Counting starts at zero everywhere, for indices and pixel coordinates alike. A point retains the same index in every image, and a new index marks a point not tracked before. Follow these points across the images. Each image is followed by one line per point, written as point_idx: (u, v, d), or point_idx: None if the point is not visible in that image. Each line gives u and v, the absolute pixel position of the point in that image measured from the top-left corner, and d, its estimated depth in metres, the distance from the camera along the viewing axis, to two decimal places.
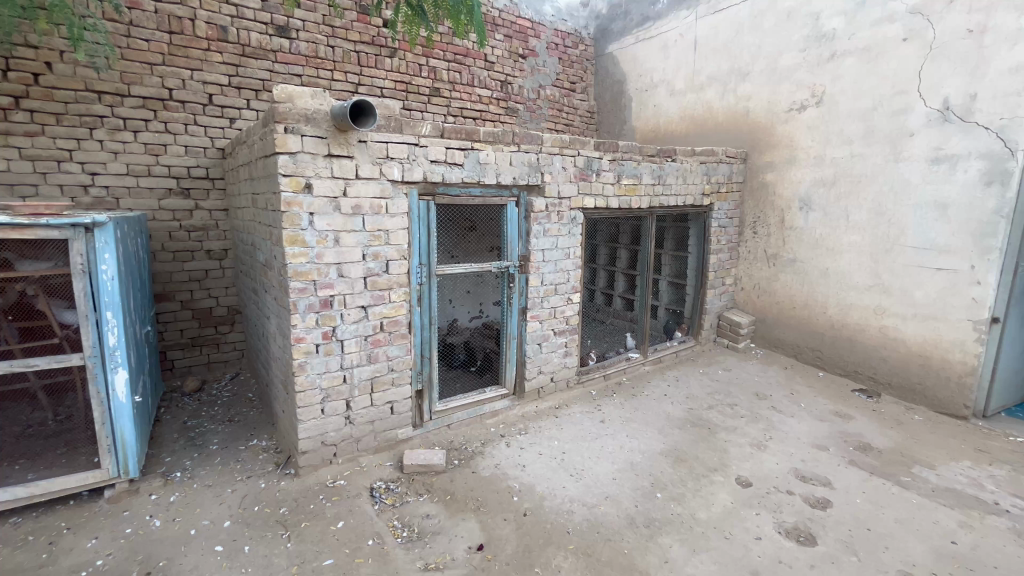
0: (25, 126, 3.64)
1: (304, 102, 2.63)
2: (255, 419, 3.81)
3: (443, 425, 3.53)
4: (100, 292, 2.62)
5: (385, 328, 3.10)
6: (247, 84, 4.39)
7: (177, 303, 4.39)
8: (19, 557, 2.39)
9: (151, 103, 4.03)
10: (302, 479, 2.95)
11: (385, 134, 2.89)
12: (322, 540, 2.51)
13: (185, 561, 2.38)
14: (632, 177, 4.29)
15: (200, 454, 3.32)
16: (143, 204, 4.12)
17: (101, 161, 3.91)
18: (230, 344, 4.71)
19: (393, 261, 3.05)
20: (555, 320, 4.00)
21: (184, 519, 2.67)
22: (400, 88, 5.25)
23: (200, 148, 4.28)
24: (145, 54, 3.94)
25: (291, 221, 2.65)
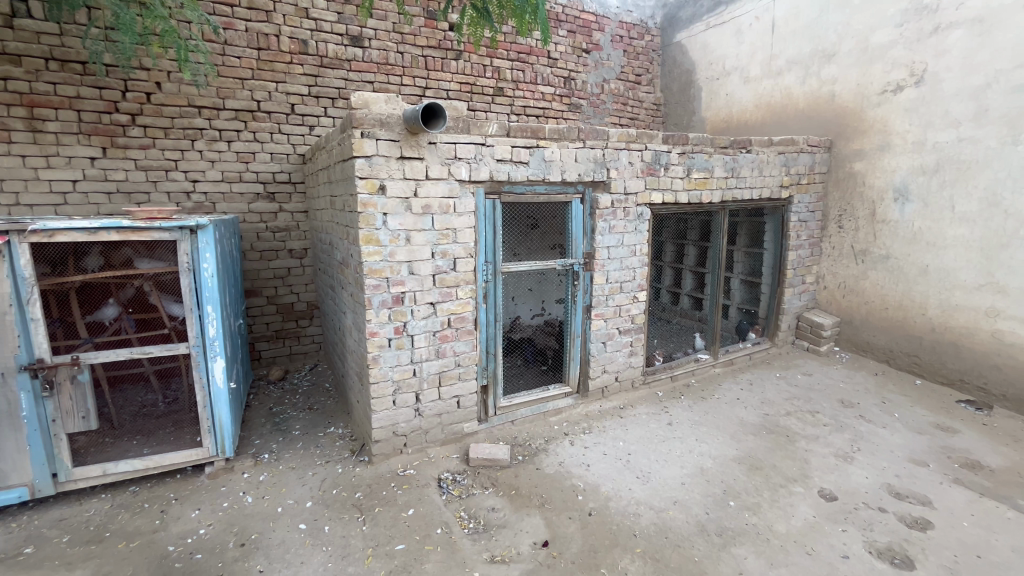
0: (140, 140, 4.07)
1: (378, 107, 2.74)
2: (331, 408, 4.06)
3: (507, 420, 3.58)
4: (202, 288, 2.90)
5: (452, 324, 3.18)
6: (325, 93, 4.67)
7: (264, 299, 4.76)
8: (137, 522, 2.71)
9: (242, 114, 4.39)
10: (376, 467, 3.10)
11: (453, 135, 2.96)
12: (394, 526, 2.62)
13: (274, 536, 2.59)
14: (703, 170, 4.11)
15: (285, 438, 3.59)
16: (235, 207, 4.50)
17: (201, 169, 4.31)
18: (309, 338, 5.04)
19: (460, 259, 3.13)
20: (619, 319, 3.92)
21: (272, 497, 2.91)
22: (465, 89, 5.36)
23: (284, 154, 4.62)
24: (237, 70, 4.31)
25: (366, 221, 2.79)
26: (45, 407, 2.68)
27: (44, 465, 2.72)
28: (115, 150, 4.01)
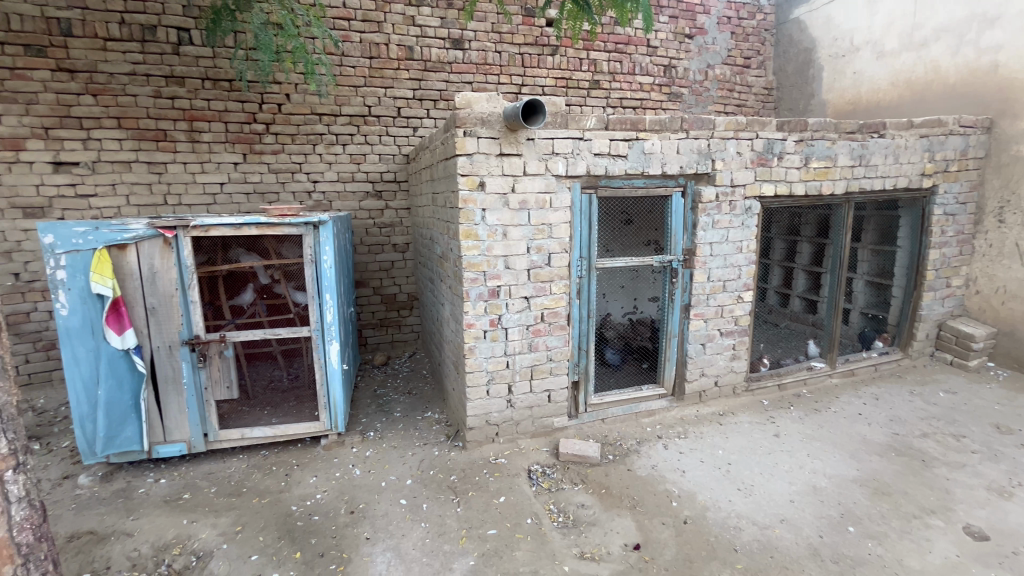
0: (272, 146, 4.60)
1: (480, 106, 2.81)
2: (428, 393, 4.30)
3: (598, 418, 3.53)
4: (322, 277, 3.21)
5: (545, 319, 3.21)
6: (428, 96, 4.93)
7: (370, 289, 5.16)
8: (267, 482, 3.09)
9: (356, 120, 4.78)
10: (469, 453, 3.23)
11: (551, 130, 2.97)
12: (486, 511, 2.72)
13: (379, 507, 2.81)
14: (824, 158, 3.71)
15: (388, 418, 3.87)
16: (348, 205, 4.91)
17: (320, 171, 4.77)
18: (409, 327, 5.37)
19: (555, 254, 3.14)
20: (721, 320, 3.69)
21: (377, 471, 3.16)
22: (561, 84, 5.34)
23: (391, 155, 4.95)
24: (352, 78, 4.68)
25: (466, 217, 2.90)
26: (199, 376, 3.14)
27: (198, 426, 3.20)
28: (253, 155, 4.57)
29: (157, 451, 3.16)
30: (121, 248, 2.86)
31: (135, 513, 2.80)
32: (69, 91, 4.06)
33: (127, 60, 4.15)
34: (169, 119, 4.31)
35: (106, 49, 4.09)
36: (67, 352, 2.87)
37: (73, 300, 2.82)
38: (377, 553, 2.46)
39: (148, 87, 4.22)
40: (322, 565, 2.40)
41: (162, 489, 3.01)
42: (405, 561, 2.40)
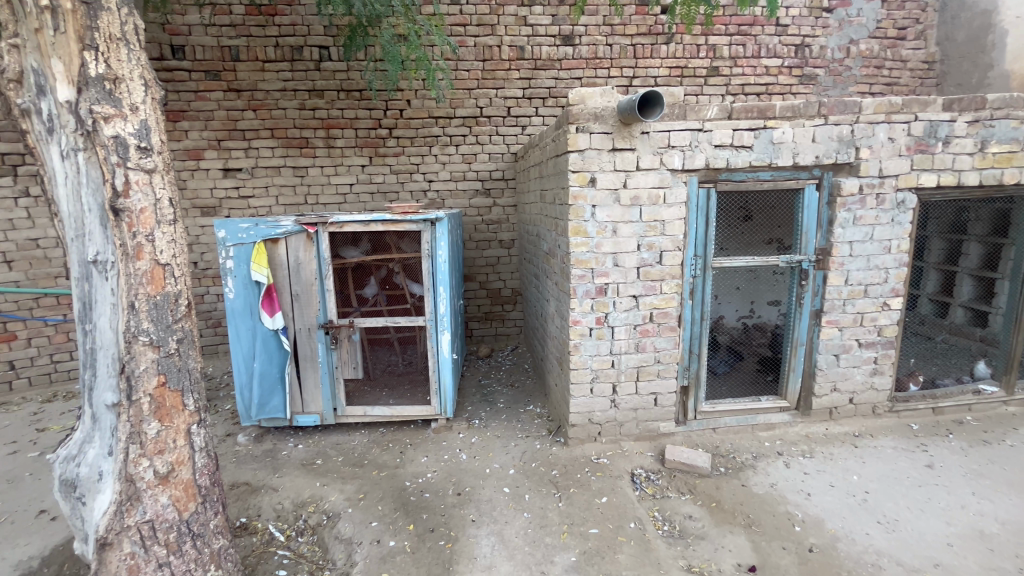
0: (394, 149, 4.99)
1: (594, 101, 2.78)
2: (530, 387, 4.38)
3: (708, 427, 3.32)
4: (437, 270, 3.44)
5: (654, 319, 3.10)
6: (537, 94, 5.00)
7: (477, 283, 5.38)
8: (385, 457, 3.39)
9: (468, 121, 5.00)
10: (571, 449, 3.24)
11: (667, 122, 2.85)
12: (588, 509, 2.70)
13: (484, 492, 2.94)
14: (1007, 142, 3.09)
15: (491, 409, 4.02)
16: (459, 203, 5.17)
17: (435, 170, 5.07)
18: (512, 321, 5.50)
19: (667, 252, 3.01)
20: (860, 329, 3.26)
21: (482, 458, 3.30)
22: (675, 73, 5.08)
23: (500, 154, 5.11)
24: (466, 82, 4.90)
25: (576, 213, 2.90)
26: (332, 356, 3.52)
27: (329, 401, 3.59)
28: (378, 158, 4.99)
29: (296, 420, 3.61)
30: (274, 242, 3.30)
31: (279, 471, 3.23)
32: (236, 108, 4.76)
33: (279, 78, 4.76)
34: (310, 128, 4.87)
35: (264, 70, 4.73)
36: (232, 329, 3.39)
37: (238, 285, 3.32)
38: (482, 536, 2.58)
39: (295, 101, 4.80)
40: (432, 540, 2.58)
41: (300, 454, 3.44)
42: (508, 548, 2.48)
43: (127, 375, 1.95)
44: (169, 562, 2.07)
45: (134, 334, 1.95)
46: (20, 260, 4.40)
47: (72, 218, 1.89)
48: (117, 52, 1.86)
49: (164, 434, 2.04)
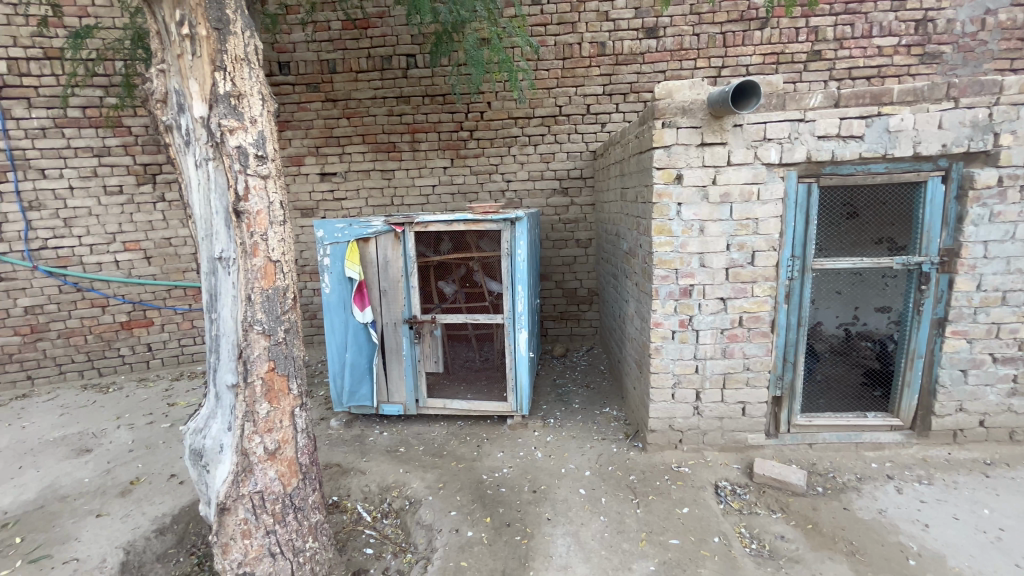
0: (474, 150, 5.12)
1: (682, 94, 2.72)
2: (606, 389, 4.30)
3: (804, 442, 3.07)
4: (515, 269, 3.49)
5: (744, 324, 2.91)
6: (618, 90, 4.90)
7: (553, 283, 5.38)
8: (463, 449, 3.50)
9: (547, 120, 5.01)
10: (649, 455, 3.14)
11: (764, 114, 2.67)
12: (668, 519, 2.61)
13: (559, 492, 2.93)
14: None
15: (566, 408, 4.01)
16: (536, 202, 5.20)
17: (514, 170, 5.14)
18: (588, 322, 5.43)
19: (760, 252, 2.82)
20: (995, 342, 2.85)
21: (557, 458, 3.29)
22: (769, 60, 4.73)
23: (578, 152, 5.07)
24: (546, 81, 4.92)
25: (661, 211, 2.80)
26: (415, 350, 3.69)
27: (412, 392, 3.78)
28: (459, 160, 5.15)
29: (382, 408, 3.83)
30: (365, 241, 3.52)
31: (366, 455, 3.45)
32: (332, 117, 5.14)
33: (370, 87, 5.06)
34: (398, 133, 5.14)
35: (358, 80, 5.06)
36: (328, 321, 3.67)
37: (333, 280, 3.59)
38: (558, 535, 2.58)
39: (384, 108, 5.09)
40: (508, 534, 2.62)
41: (385, 440, 3.65)
42: (584, 549, 2.46)
43: (244, 360, 2.18)
44: (275, 530, 2.28)
45: (250, 323, 2.16)
46: (157, 256, 5.07)
47: (205, 219, 2.17)
48: (241, 71, 2.08)
49: (273, 414, 2.25)
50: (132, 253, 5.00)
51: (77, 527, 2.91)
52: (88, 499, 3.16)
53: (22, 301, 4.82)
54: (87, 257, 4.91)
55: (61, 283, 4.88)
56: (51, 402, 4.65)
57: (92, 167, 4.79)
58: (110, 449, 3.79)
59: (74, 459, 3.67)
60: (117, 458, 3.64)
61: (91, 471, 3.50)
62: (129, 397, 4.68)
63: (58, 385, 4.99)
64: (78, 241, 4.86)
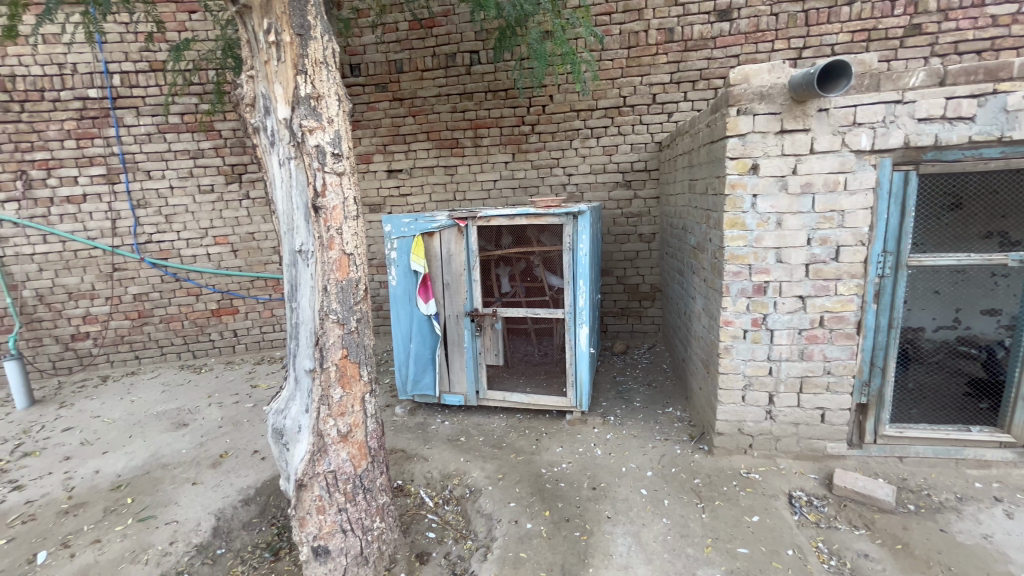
0: (536, 144, 5.11)
1: (760, 79, 2.52)
2: (670, 388, 4.17)
3: (892, 455, 2.82)
4: (577, 263, 3.44)
5: (825, 324, 2.71)
6: (686, 78, 4.69)
7: (614, 278, 5.28)
8: (522, 442, 3.52)
9: (610, 111, 4.90)
10: (716, 459, 3.01)
11: (854, 96, 2.45)
12: (736, 526, 2.49)
13: (619, 491, 2.88)
14: None
15: (627, 406, 3.92)
16: (598, 196, 5.11)
17: (575, 164, 5.08)
18: (650, 319, 5.27)
19: (846, 247, 2.60)
20: None
21: (617, 456, 3.24)
22: (859, 38, 4.34)
23: (643, 144, 4.92)
24: (610, 71, 4.81)
25: (733, 204, 2.66)
26: (476, 342, 3.76)
27: (472, 383, 3.85)
28: (520, 154, 5.16)
29: (444, 398, 3.94)
30: (430, 235, 3.62)
31: (429, 443, 3.57)
32: (399, 115, 5.32)
33: (435, 85, 5.18)
34: (460, 129, 5.23)
35: (423, 78, 5.19)
36: (394, 312, 3.82)
37: (399, 273, 3.72)
38: (618, 534, 2.54)
39: (448, 105, 5.19)
40: (567, 529, 2.62)
41: (447, 429, 3.76)
42: (645, 550, 2.41)
43: (320, 347, 2.31)
44: (347, 508, 2.41)
45: (326, 312, 2.29)
46: (242, 249, 5.50)
47: (287, 214, 2.32)
48: (320, 74, 2.20)
49: (346, 399, 2.38)
50: (222, 247, 5.46)
51: (176, 492, 3.24)
52: (185, 468, 3.51)
53: (132, 288, 5.41)
54: (184, 250, 5.42)
55: (163, 274, 5.42)
56: (155, 379, 5.20)
57: (188, 168, 5.27)
58: (203, 424, 4.18)
59: (174, 432, 4.08)
60: (208, 433, 4.02)
61: (188, 443, 3.89)
62: (218, 378, 5.13)
63: (160, 365, 5.57)
64: (177, 235, 5.38)
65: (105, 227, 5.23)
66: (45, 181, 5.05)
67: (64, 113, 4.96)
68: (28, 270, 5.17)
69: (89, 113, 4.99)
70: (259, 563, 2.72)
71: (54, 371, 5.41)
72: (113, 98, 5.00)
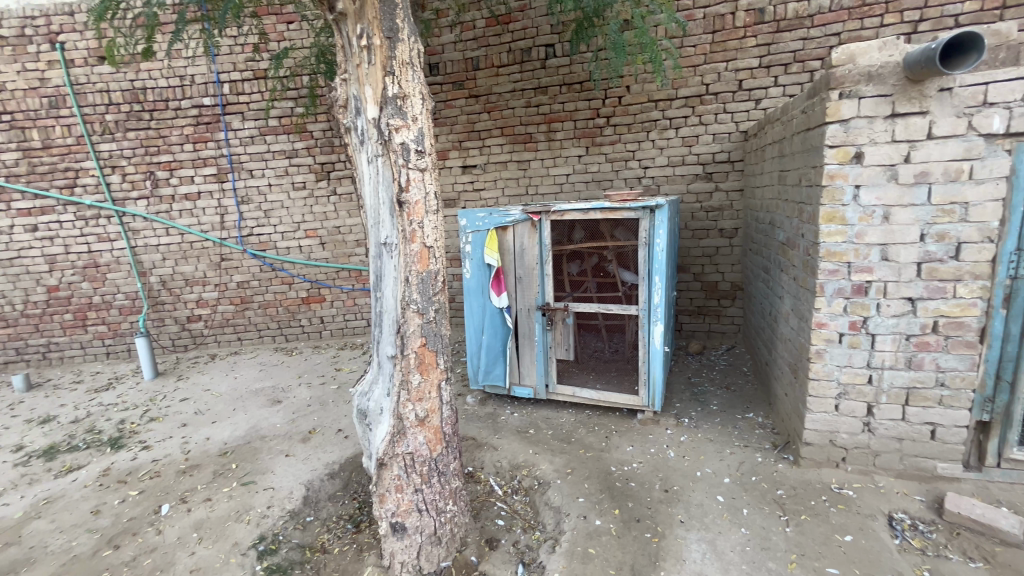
0: (611, 137, 5.01)
1: (869, 57, 2.28)
2: (750, 393, 3.94)
3: (1018, 482, 2.49)
4: (653, 258, 3.35)
5: (939, 330, 2.43)
6: (778, 61, 4.36)
7: (690, 275, 5.05)
8: (591, 438, 3.50)
9: (691, 100, 4.68)
10: (802, 471, 2.81)
11: (986, 72, 2.17)
12: (825, 544, 2.31)
13: (694, 495, 2.78)
14: None
15: (703, 409, 3.76)
16: (676, 188, 4.91)
17: (652, 156, 4.92)
18: (729, 318, 5.00)
19: (968, 244, 2.31)
20: None
21: (692, 459, 3.12)
22: (991, 5, 3.79)
23: (726, 133, 4.66)
24: (692, 59, 4.59)
25: (831, 196, 2.45)
26: (547, 336, 3.77)
27: (542, 377, 3.87)
28: (595, 147, 5.09)
29: (514, 390, 4.00)
30: (504, 229, 3.68)
31: (499, 433, 3.64)
32: (475, 112, 5.43)
33: (510, 80, 5.23)
34: (534, 124, 5.25)
35: (498, 74, 5.26)
36: (468, 304, 3.92)
37: (473, 266, 3.81)
38: (691, 540, 2.45)
39: (522, 100, 5.23)
40: (638, 530, 2.57)
41: (516, 421, 3.81)
42: (721, 559, 2.31)
43: (402, 334, 2.44)
44: (422, 489, 2.53)
45: (408, 302, 2.41)
46: (330, 242, 5.91)
47: (374, 208, 2.46)
48: (406, 74, 2.30)
49: (423, 385, 2.48)
50: (312, 240, 5.91)
51: (273, 462, 3.57)
52: (280, 441, 3.86)
53: (236, 277, 6.00)
54: (280, 242, 5.92)
55: (262, 264, 5.97)
56: (254, 360, 5.75)
57: (284, 167, 5.74)
58: (294, 402, 4.56)
59: (270, 407, 4.50)
60: (299, 410, 4.38)
61: (281, 418, 4.27)
62: (307, 361, 5.57)
63: (258, 346, 6.15)
64: (274, 229, 5.89)
65: (215, 221, 5.84)
66: (168, 180, 5.73)
67: (183, 120, 5.58)
68: (154, 258, 5.91)
69: (204, 119, 5.58)
70: (342, 533, 2.94)
71: (174, 348, 6.16)
72: (223, 105, 5.56)
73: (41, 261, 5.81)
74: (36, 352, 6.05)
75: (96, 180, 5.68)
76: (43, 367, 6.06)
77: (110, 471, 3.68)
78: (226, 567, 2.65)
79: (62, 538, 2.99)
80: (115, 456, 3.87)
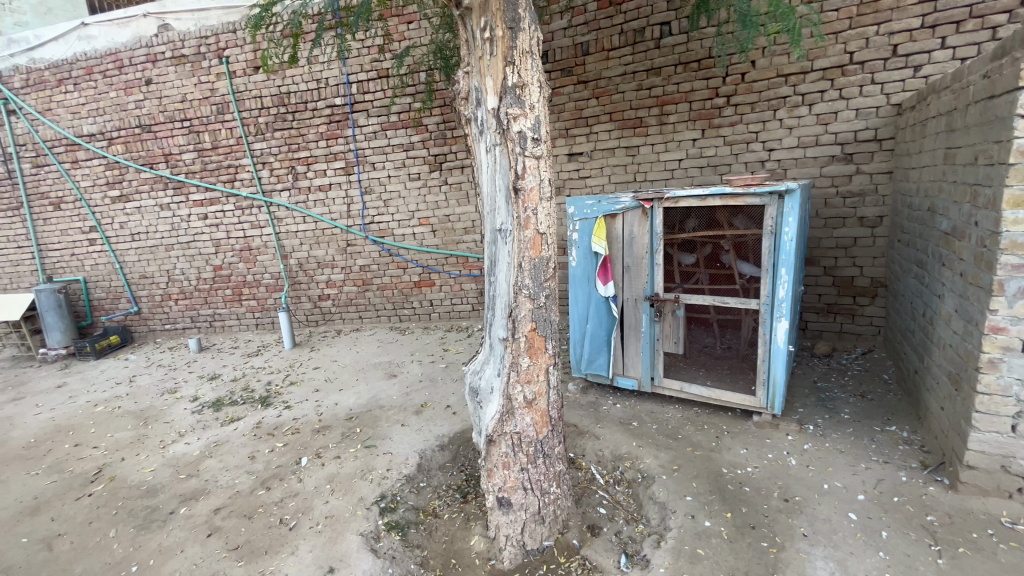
0: (730, 118, 4.65)
1: None
2: (892, 403, 3.48)
3: None
4: (780, 248, 3.09)
5: None
6: (947, 19, 3.72)
7: (820, 269, 4.55)
8: (700, 436, 3.33)
9: (831, 72, 4.17)
10: (960, 497, 2.43)
11: None
12: None
13: (819, 508, 2.54)
14: None
15: (832, 417, 3.39)
16: (806, 172, 4.44)
17: (779, 137, 4.48)
18: (867, 319, 4.44)
19: None
20: None
21: (818, 470, 2.84)
22: None
23: (873, 108, 4.09)
24: (833, 25, 4.08)
25: (1020, 175, 2.05)
26: (655, 328, 3.64)
27: (648, 369, 3.75)
28: (712, 130, 4.76)
29: (617, 380, 3.93)
30: (613, 217, 3.60)
31: (601, 423, 3.62)
32: (583, 98, 5.36)
33: (621, 64, 5.07)
34: (645, 107, 5.04)
35: (609, 58, 5.12)
36: (572, 292, 3.91)
37: (579, 255, 3.79)
38: (816, 556, 2.25)
39: (633, 83, 5.05)
40: (753, 537, 2.42)
41: (619, 412, 3.76)
42: None
43: (513, 318, 2.52)
44: (528, 468, 2.61)
45: (520, 287, 2.47)
46: (441, 229, 6.26)
47: (490, 196, 2.55)
48: (526, 63, 2.33)
49: (532, 368, 2.55)
50: (424, 227, 6.31)
51: (391, 430, 3.92)
52: (396, 412, 4.22)
53: (359, 260, 6.61)
54: (396, 230, 6.40)
55: (381, 250, 6.50)
56: (372, 337, 6.32)
57: (402, 159, 6.17)
58: (408, 377, 4.95)
59: (387, 380, 4.93)
60: (412, 385, 4.75)
61: (397, 391, 4.66)
62: (418, 340, 5.99)
63: (376, 324, 6.75)
64: (392, 217, 6.38)
65: (343, 210, 6.47)
66: (306, 174, 6.46)
67: (319, 119, 6.23)
68: (294, 243, 6.72)
69: (335, 118, 6.18)
70: (452, 501, 3.14)
71: (308, 322, 6.98)
72: (352, 104, 6.10)
73: (210, 244, 6.91)
74: (205, 320, 7.24)
75: (251, 175, 6.57)
76: (210, 333, 7.25)
77: (262, 424, 4.30)
78: (354, 517, 2.97)
79: (228, 476, 3.58)
80: (265, 412, 4.52)
